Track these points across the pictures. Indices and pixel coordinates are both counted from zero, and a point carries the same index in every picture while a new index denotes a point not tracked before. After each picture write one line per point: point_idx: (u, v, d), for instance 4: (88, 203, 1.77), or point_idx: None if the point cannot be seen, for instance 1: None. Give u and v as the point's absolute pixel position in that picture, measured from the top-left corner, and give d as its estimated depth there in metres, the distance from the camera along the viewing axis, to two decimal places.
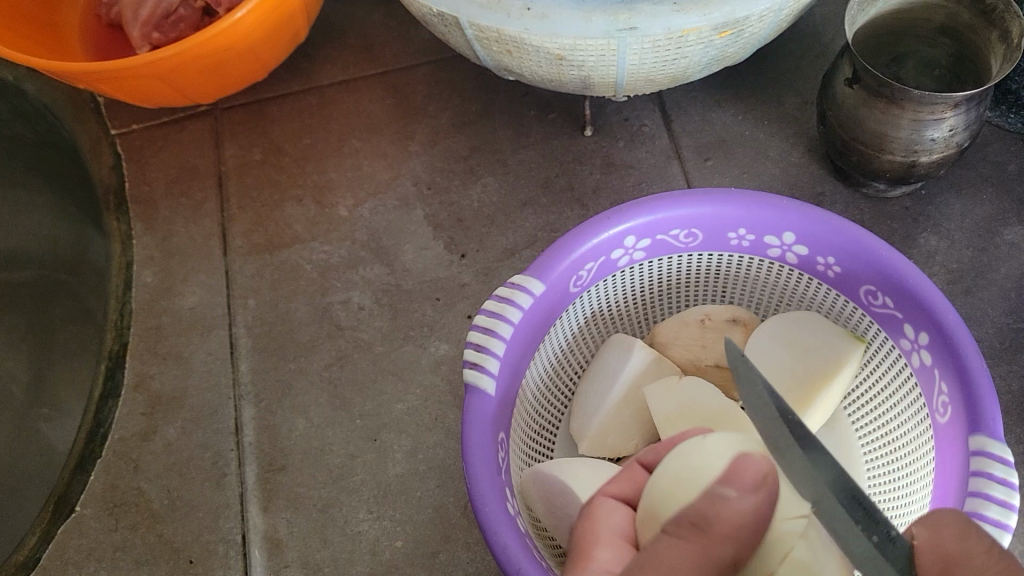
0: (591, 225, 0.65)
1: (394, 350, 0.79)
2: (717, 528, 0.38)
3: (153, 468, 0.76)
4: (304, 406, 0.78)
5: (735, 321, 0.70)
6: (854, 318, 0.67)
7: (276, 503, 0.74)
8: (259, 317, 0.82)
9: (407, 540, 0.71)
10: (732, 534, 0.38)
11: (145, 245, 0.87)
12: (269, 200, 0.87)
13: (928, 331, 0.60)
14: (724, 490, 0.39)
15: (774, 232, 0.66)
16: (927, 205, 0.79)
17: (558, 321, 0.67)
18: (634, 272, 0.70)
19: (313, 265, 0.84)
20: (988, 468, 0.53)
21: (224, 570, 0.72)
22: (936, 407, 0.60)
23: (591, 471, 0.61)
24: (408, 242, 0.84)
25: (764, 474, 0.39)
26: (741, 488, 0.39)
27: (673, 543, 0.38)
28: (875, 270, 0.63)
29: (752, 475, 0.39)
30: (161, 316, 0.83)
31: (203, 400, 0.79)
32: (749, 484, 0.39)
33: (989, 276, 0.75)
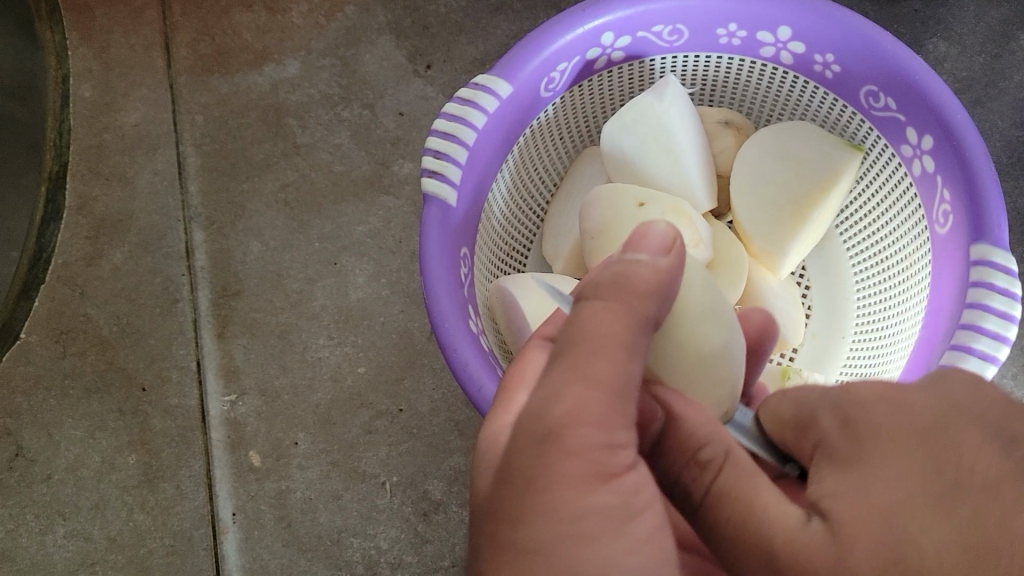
0: (564, 19, 0.58)
1: (354, 169, 0.73)
2: (639, 286, 0.31)
3: (100, 294, 0.72)
4: (259, 228, 0.72)
5: (727, 124, 0.63)
6: (852, 125, 0.61)
7: (232, 329, 0.70)
8: (207, 135, 0.75)
9: (369, 366, 0.68)
10: (650, 288, 0.32)
11: (82, 56, 0.79)
12: (215, 5, 0.79)
13: (933, 136, 0.55)
14: (634, 258, 0.33)
15: (769, 28, 0.58)
16: (939, 7, 0.71)
17: (528, 128, 0.61)
18: (613, 76, 0.63)
19: (266, 80, 0.76)
20: (990, 280, 0.50)
21: (179, 397, 0.69)
22: (936, 217, 0.55)
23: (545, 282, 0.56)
24: (368, 53, 0.76)
25: (672, 241, 0.34)
26: (652, 251, 0.33)
27: (595, 306, 0.31)
28: (879, 67, 0.56)
29: (660, 239, 0.34)
30: (103, 134, 0.76)
31: (151, 224, 0.73)
32: (660, 248, 0.34)
33: (1001, 85, 0.69)
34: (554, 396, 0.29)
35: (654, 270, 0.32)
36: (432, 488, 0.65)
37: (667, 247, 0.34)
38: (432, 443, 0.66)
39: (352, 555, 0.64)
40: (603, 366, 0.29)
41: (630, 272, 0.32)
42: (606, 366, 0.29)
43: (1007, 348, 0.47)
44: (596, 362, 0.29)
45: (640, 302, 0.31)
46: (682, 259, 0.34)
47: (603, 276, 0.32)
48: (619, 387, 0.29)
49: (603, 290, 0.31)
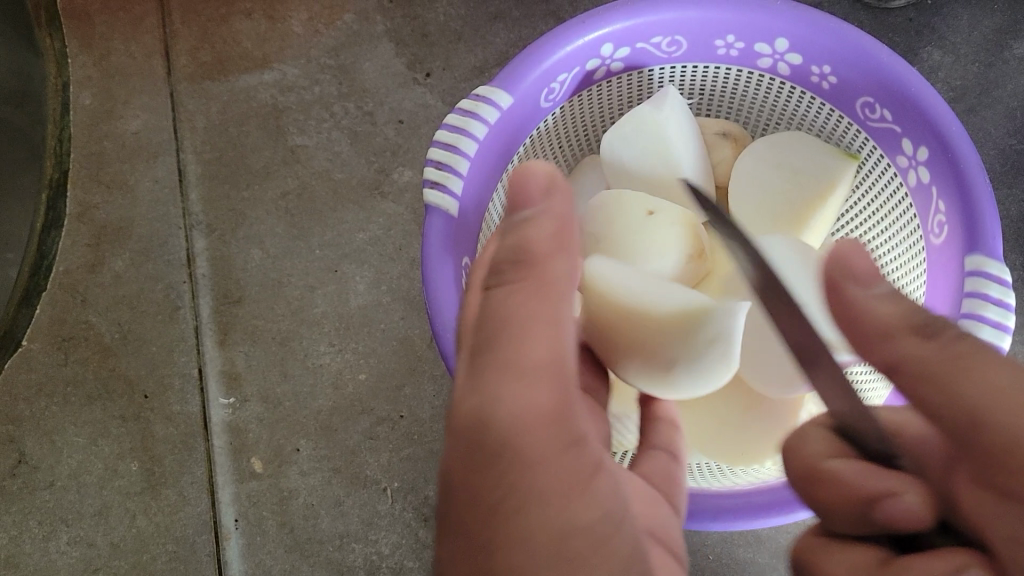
0: (565, 31, 0.58)
1: (354, 177, 0.74)
2: (536, 255, 0.30)
3: (102, 302, 0.72)
4: (260, 235, 0.73)
5: (725, 135, 0.64)
6: (848, 136, 0.62)
7: (233, 336, 0.70)
8: (208, 143, 0.76)
9: (370, 373, 0.68)
10: (552, 253, 0.30)
11: (82, 64, 0.79)
12: (214, 13, 0.79)
13: (928, 146, 0.55)
14: (518, 218, 0.31)
15: (766, 40, 0.59)
16: (933, 16, 0.72)
17: (528, 138, 0.62)
18: (612, 86, 0.64)
19: (266, 88, 0.77)
20: (983, 289, 0.50)
21: (182, 404, 0.69)
22: (930, 227, 0.56)
23: None
24: (368, 60, 0.77)
25: (551, 181, 0.32)
26: (533, 202, 0.31)
27: (506, 293, 0.30)
28: (875, 79, 0.57)
29: (537, 184, 0.31)
30: (104, 141, 0.77)
31: (152, 231, 0.74)
32: (537, 196, 0.31)
33: (995, 94, 0.70)
34: (489, 397, 0.28)
35: (552, 223, 0.30)
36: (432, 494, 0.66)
37: (541, 193, 0.31)
38: (433, 449, 0.66)
39: (355, 560, 0.65)
40: (535, 352, 0.28)
41: (526, 233, 0.30)
42: (547, 349, 0.29)
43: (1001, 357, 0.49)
44: (529, 352, 0.28)
45: (544, 274, 0.30)
46: (564, 199, 0.31)
47: (498, 253, 0.30)
48: (543, 368, 0.28)
49: (505, 272, 0.30)
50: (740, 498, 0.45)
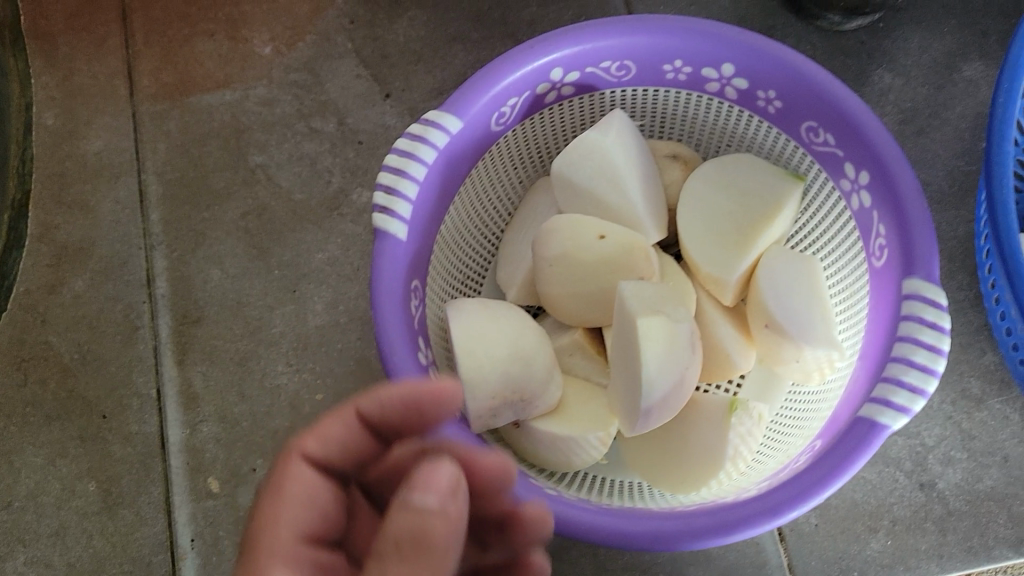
0: (513, 56, 0.59)
1: (314, 197, 0.74)
2: (439, 542, 0.34)
3: (62, 322, 0.73)
4: (219, 255, 0.73)
5: (676, 157, 0.65)
6: (794, 159, 0.63)
7: (192, 356, 0.71)
8: (169, 163, 0.76)
9: (327, 393, 0.69)
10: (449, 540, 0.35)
11: (45, 84, 0.80)
12: (176, 34, 0.80)
13: (869, 170, 0.56)
14: (419, 499, 0.35)
15: (713, 65, 0.60)
16: (884, 39, 0.73)
17: (481, 160, 0.63)
18: (564, 109, 0.65)
19: (228, 109, 0.77)
20: (918, 312, 0.51)
21: (140, 424, 0.70)
22: (872, 250, 0.57)
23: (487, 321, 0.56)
24: (329, 81, 0.77)
25: (455, 484, 0.36)
26: (438, 494, 0.35)
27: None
28: (818, 104, 0.58)
29: (447, 481, 0.36)
30: (66, 162, 0.77)
31: (112, 251, 0.74)
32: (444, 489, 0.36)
33: (944, 116, 0.71)
34: None
35: (446, 520, 0.35)
36: None
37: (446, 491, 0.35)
38: None
39: None
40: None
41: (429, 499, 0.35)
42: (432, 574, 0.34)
43: (934, 381, 0.50)
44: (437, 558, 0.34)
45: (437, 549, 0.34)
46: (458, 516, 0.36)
47: (401, 529, 0.34)
48: None
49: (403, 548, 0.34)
50: (680, 522, 0.50)
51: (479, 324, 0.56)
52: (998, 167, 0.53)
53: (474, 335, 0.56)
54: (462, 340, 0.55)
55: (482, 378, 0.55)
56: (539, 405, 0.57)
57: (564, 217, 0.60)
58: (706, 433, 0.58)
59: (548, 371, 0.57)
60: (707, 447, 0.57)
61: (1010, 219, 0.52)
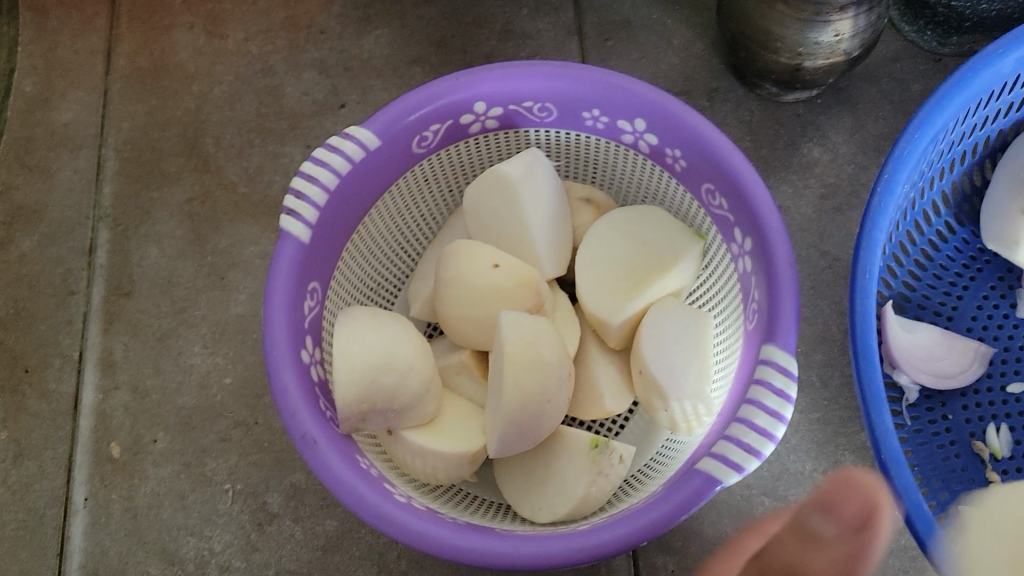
0: (438, 85, 0.63)
1: (257, 192, 0.78)
2: None
3: (4, 277, 0.77)
4: (159, 235, 0.77)
5: (588, 201, 0.68)
6: (695, 217, 0.66)
7: (117, 326, 0.75)
8: (129, 142, 0.80)
9: (235, 378, 0.72)
10: None
11: (30, 54, 0.84)
12: (158, 22, 0.84)
13: (752, 237, 0.59)
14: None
15: (626, 117, 0.63)
16: (819, 114, 0.76)
17: (401, 179, 0.66)
18: (490, 141, 0.68)
19: (193, 99, 0.81)
20: (768, 378, 0.53)
21: (57, 383, 0.73)
22: (747, 313, 0.59)
23: (371, 329, 0.58)
24: (290, 85, 0.81)
25: None
26: None
27: None
28: (715, 167, 0.61)
29: None
30: (35, 128, 0.82)
31: (62, 218, 0.78)
32: None
33: (864, 196, 0.73)
34: None
35: None
36: (270, 501, 0.69)
37: None
38: (279, 458, 0.70)
39: (187, 553, 0.68)
40: None
41: None
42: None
43: (770, 446, 0.52)
44: None
45: None
46: None
47: None
48: None
49: None
50: (507, 544, 0.52)
51: (361, 331, 0.58)
52: (864, 254, 0.55)
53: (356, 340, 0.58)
54: (342, 343, 0.57)
55: (355, 384, 0.57)
56: (411, 416, 0.59)
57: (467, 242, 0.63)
58: (567, 465, 0.59)
59: (423, 384, 0.59)
60: (563, 479, 0.59)
61: (868, 303, 0.54)
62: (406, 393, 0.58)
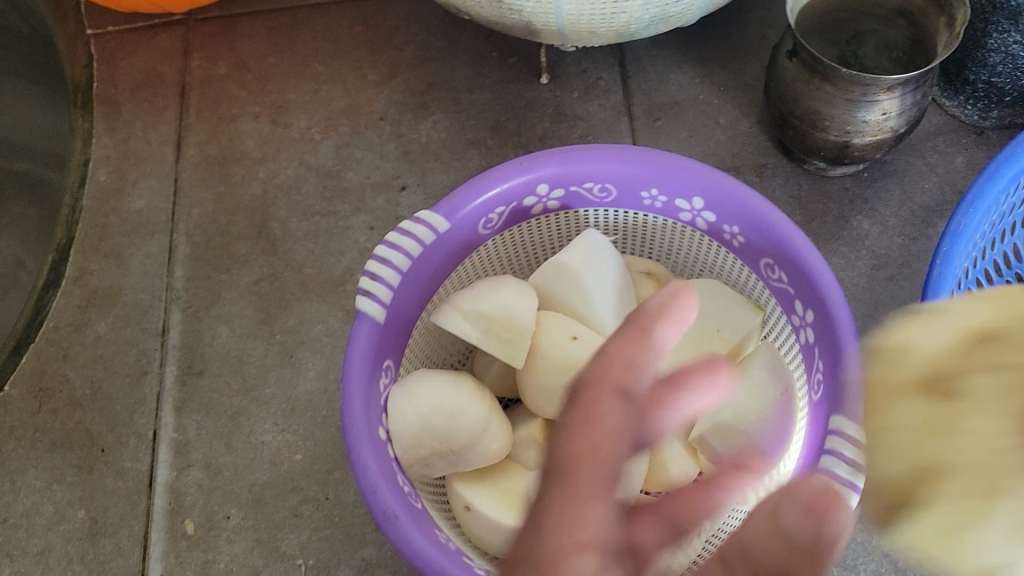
0: (503, 169, 0.66)
1: (323, 272, 0.81)
2: None
3: (80, 358, 0.80)
4: (230, 315, 0.80)
5: (648, 274, 0.70)
6: (754, 289, 0.68)
7: (189, 405, 0.77)
8: (199, 227, 0.84)
9: (306, 454, 0.74)
10: None
11: (104, 145, 0.89)
12: (225, 113, 0.89)
13: (814, 309, 0.61)
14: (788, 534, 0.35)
15: (684, 196, 0.66)
16: (867, 188, 0.78)
17: (466, 259, 0.69)
18: (551, 221, 0.71)
19: (260, 184, 0.85)
20: (840, 448, 0.54)
21: (132, 461, 0.76)
22: (811, 384, 0.61)
23: (424, 395, 0.62)
24: (353, 170, 0.85)
25: None
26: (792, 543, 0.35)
27: None
28: (774, 243, 0.63)
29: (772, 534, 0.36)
30: (109, 216, 0.85)
31: (135, 300, 0.81)
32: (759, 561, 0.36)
33: (914, 266, 0.75)
34: None
35: None
36: None
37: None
38: (350, 532, 0.71)
39: None
40: None
41: None
42: None
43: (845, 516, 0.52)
44: None
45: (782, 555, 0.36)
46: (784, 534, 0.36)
47: None
48: None
49: None
50: None
51: (411, 393, 0.63)
52: None
53: (412, 397, 0.62)
54: (396, 399, 0.62)
55: (412, 432, 0.62)
56: (472, 460, 0.63)
57: (540, 316, 0.66)
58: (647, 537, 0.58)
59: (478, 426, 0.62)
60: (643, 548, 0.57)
61: None
62: (462, 436, 0.62)
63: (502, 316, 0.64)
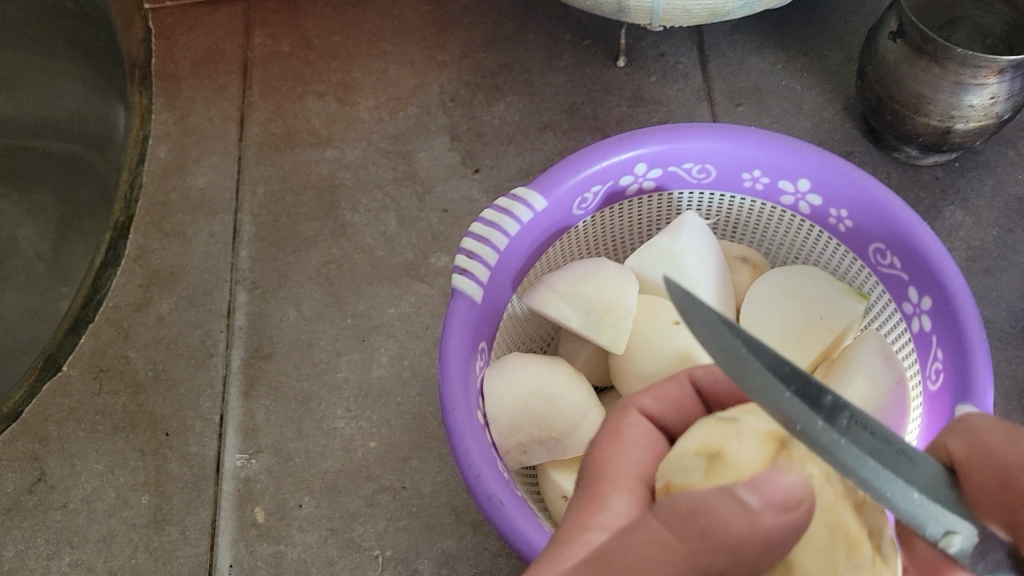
0: (602, 147, 0.63)
1: (395, 255, 0.78)
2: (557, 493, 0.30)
3: (142, 339, 0.77)
4: (298, 297, 0.77)
5: (745, 260, 0.68)
6: (858, 276, 0.65)
7: (257, 389, 0.74)
8: (264, 207, 0.81)
9: (380, 442, 0.72)
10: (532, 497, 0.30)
11: (163, 122, 0.86)
12: (290, 91, 0.86)
13: (931, 296, 0.58)
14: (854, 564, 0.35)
15: (789, 178, 0.64)
16: (958, 178, 0.76)
17: (558, 239, 0.66)
18: (643, 203, 0.68)
19: (327, 163, 0.83)
20: None
21: (198, 446, 0.73)
22: (928, 374, 0.59)
23: (522, 378, 0.60)
24: (423, 151, 0.82)
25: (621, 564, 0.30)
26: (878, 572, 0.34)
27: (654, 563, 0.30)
28: (887, 227, 0.60)
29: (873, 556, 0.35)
30: (170, 194, 0.83)
31: (199, 280, 0.79)
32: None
33: (1011, 258, 0.73)
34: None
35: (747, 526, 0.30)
36: (421, 567, 0.67)
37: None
38: (429, 523, 0.68)
39: None
40: None
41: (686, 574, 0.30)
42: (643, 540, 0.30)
43: None
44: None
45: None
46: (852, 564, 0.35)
47: None
48: None
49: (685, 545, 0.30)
50: None
51: (508, 376, 0.60)
52: None
53: (508, 379, 0.60)
54: (492, 381, 0.60)
55: (509, 415, 0.59)
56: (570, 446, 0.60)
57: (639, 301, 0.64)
58: None
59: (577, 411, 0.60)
60: None
61: None
62: (561, 421, 0.59)
63: (601, 299, 0.61)
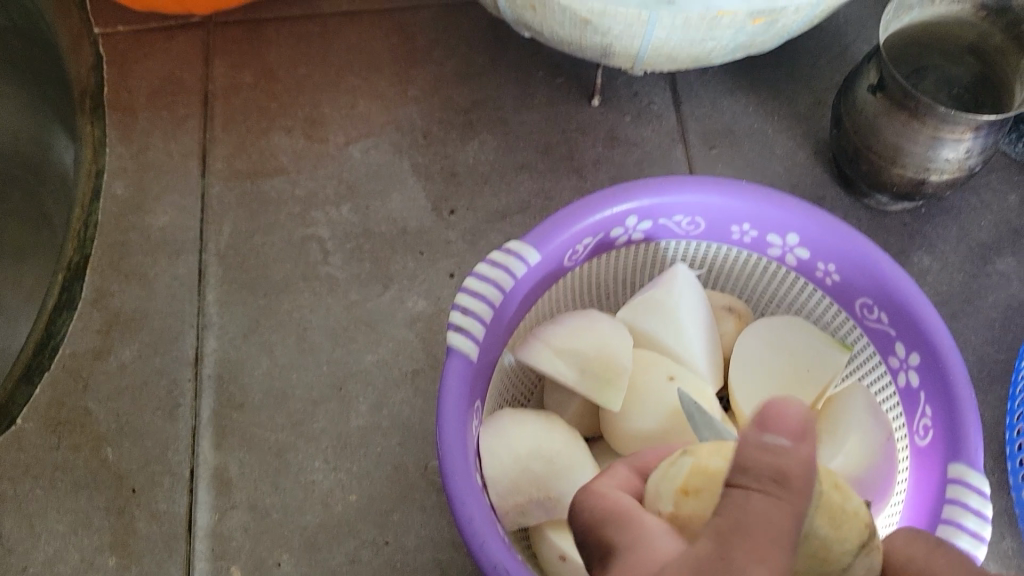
0: (595, 199, 0.63)
1: (369, 299, 0.76)
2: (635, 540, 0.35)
3: (103, 390, 0.73)
4: (269, 344, 0.75)
5: (730, 310, 0.69)
6: (843, 327, 0.67)
7: (229, 441, 0.71)
8: (231, 248, 0.78)
9: (361, 496, 0.70)
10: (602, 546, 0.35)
11: (119, 155, 0.82)
12: (256, 125, 0.83)
13: (919, 353, 0.59)
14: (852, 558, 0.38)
15: (778, 232, 0.64)
16: (925, 224, 0.78)
17: (548, 290, 0.65)
18: (631, 252, 0.68)
19: (295, 202, 0.80)
20: (964, 498, 0.52)
21: (167, 503, 0.69)
22: (916, 430, 0.59)
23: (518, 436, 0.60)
24: (396, 191, 0.80)
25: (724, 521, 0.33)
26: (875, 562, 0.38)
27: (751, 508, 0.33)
28: (875, 283, 0.61)
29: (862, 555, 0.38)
30: (129, 232, 0.79)
31: (163, 326, 0.75)
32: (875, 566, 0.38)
33: (976, 303, 0.75)
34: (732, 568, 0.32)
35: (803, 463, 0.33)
36: None
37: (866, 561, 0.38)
38: None
39: None
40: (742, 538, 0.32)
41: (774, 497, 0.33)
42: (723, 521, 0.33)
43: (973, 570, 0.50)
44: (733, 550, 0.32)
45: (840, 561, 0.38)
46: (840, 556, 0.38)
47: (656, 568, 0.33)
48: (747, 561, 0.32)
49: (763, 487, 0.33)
50: None
51: (505, 435, 0.60)
52: None
53: (506, 438, 0.59)
54: (490, 441, 0.59)
55: (506, 474, 0.58)
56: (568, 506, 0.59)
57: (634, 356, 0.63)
58: None
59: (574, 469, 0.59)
60: None
61: None
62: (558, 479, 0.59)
63: (599, 355, 0.61)
